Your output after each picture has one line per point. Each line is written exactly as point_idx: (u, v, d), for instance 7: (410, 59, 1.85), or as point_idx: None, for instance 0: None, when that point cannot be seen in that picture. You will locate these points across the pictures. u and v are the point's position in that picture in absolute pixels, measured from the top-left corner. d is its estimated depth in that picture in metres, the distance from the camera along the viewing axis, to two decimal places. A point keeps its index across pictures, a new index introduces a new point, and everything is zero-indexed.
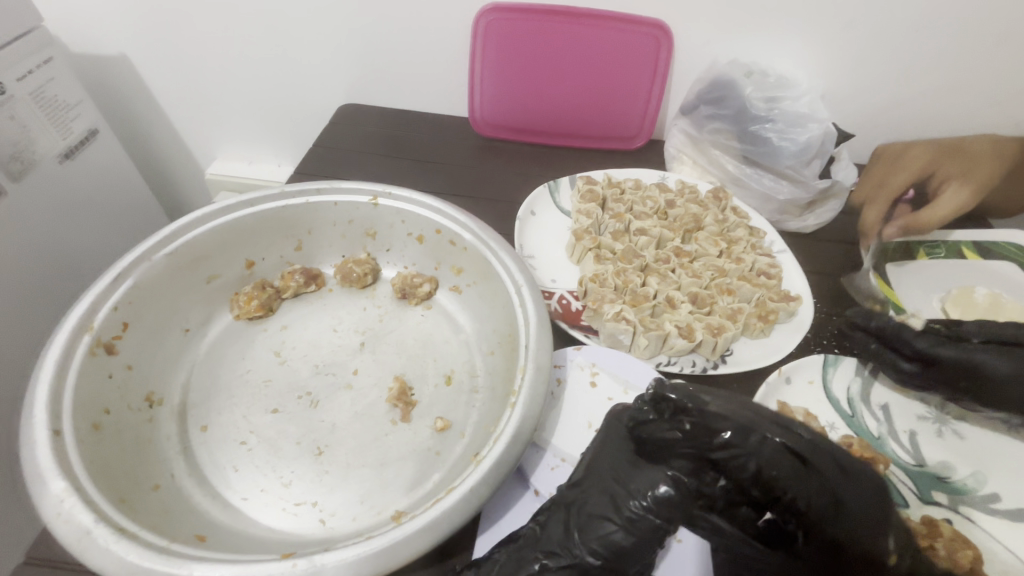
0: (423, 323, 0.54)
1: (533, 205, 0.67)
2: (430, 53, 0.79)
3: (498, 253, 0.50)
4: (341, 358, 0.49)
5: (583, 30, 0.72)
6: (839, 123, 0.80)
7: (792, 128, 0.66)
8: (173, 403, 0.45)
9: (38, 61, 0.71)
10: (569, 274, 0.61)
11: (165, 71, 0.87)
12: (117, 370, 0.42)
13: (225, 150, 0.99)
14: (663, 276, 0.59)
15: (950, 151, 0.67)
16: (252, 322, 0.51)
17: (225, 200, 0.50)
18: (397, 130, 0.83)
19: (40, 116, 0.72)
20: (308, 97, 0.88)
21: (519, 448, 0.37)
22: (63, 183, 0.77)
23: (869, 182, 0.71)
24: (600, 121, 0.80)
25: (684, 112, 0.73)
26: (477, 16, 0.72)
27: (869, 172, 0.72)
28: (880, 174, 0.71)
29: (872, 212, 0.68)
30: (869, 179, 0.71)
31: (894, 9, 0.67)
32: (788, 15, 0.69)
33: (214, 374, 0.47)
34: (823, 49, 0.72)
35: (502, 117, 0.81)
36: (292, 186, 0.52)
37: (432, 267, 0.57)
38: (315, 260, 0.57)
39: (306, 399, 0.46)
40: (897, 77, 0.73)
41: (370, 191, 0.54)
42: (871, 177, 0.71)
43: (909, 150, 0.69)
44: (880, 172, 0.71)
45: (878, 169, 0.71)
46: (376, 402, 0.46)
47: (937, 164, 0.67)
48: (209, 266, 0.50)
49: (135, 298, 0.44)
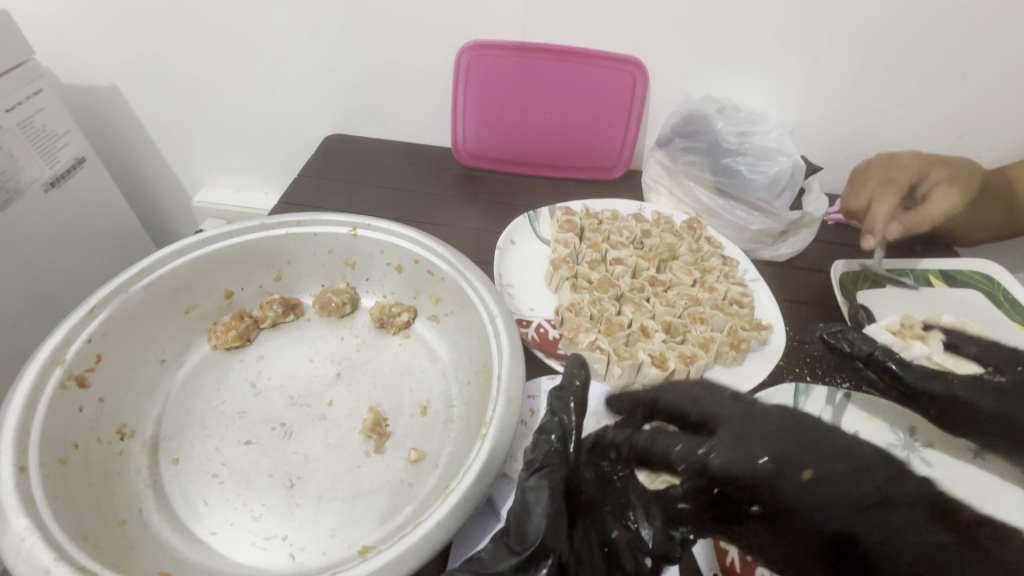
0: (400, 352, 0.54)
1: (512, 234, 0.68)
2: (415, 88, 0.81)
3: (473, 283, 0.51)
4: (317, 389, 0.49)
5: (563, 66, 0.75)
6: (810, 156, 0.83)
7: (762, 162, 0.68)
8: (146, 436, 0.45)
9: (28, 93, 0.72)
10: (547, 303, 0.62)
11: (155, 102, 0.88)
12: (89, 404, 0.42)
13: (213, 178, 1.00)
14: (637, 305, 0.60)
15: (935, 160, 0.67)
16: (230, 352, 0.51)
17: (205, 232, 0.51)
18: (383, 161, 0.84)
19: (26, 145, 0.73)
20: (296, 127, 0.90)
21: (488, 481, 0.37)
22: (48, 211, 0.78)
23: (863, 189, 0.70)
24: (580, 152, 0.82)
25: (660, 144, 0.75)
26: (460, 53, 0.74)
27: (864, 179, 0.70)
28: (876, 177, 0.69)
29: (880, 208, 0.66)
30: (865, 184, 0.70)
31: (855, 50, 0.71)
32: (756, 55, 0.72)
33: (189, 406, 0.47)
34: (791, 87, 0.75)
35: (485, 148, 0.83)
36: (273, 218, 0.53)
37: (411, 296, 0.57)
38: (295, 290, 0.57)
39: (280, 431, 0.46)
40: (863, 112, 0.77)
41: (349, 223, 0.54)
42: (868, 181, 0.69)
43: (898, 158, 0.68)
44: (874, 178, 0.69)
45: (874, 173, 0.69)
46: (350, 433, 0.46)
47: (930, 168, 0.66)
48: (187, 297, 0.51)
49: (110, 329, 0.44)
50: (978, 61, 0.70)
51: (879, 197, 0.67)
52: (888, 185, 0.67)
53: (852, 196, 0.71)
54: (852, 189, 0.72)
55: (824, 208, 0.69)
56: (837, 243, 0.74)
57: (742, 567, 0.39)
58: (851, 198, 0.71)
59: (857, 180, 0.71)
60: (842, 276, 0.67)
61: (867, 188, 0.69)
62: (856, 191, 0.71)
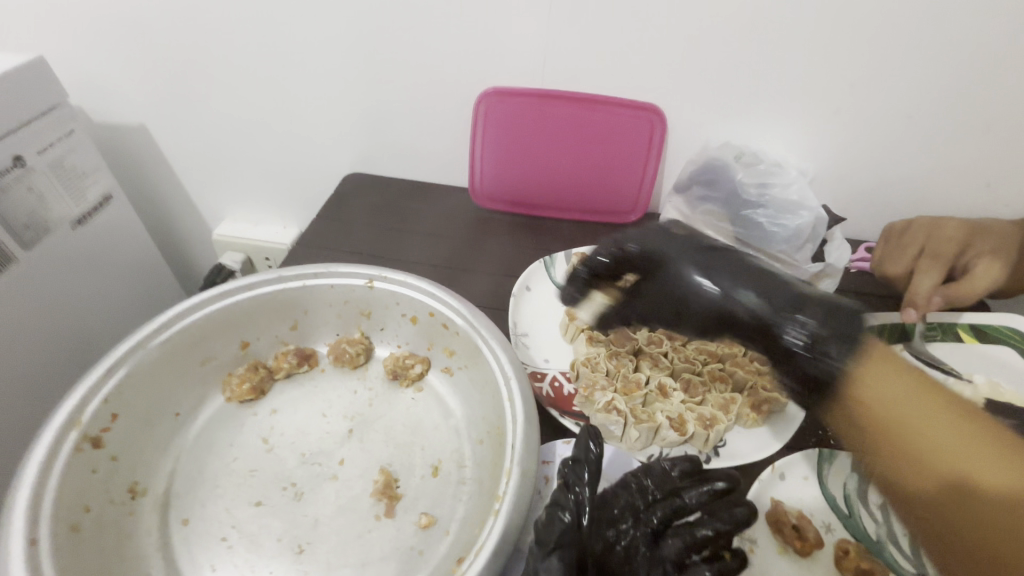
0: (413, 406, 0.53)
1: (527, 281, 0.68)
2: (434, 130, 0.82)
3: (488, 341, 0.50)
4: (329, 447, 0.49)
5: (581, 113, 0.75)
6: (831, 202, 0.81)
7: (783, 214, 0.67)
8: (157, 494, 0.44)
9: (60, 135, 0.75)
10: (562, 355, 0.62)
11: (181, 140, 0.91)
12: (103, 464, 0.42)
13: (233, 212, 1.02)
14: (655, 360, 0.59)
15: (978, 231, 0.66)
16: (244, 405, 0.51)
17: (224, 285, 0.51)
18: (400, 201, 0.85)
19: (56, 185, 0.75)
20: (316, 165, 0.91)
21: (500, 563, 0.36)
22: (75, 247, 0.80)
23: (903, 254, 0.68)
24: (596, 196, 0.82)
25: (677, 190, 0.75)
26: (478, 99, 0.75)
27: (901, 243, 0.69)
28: (917, 243, 0.67)
29: (923, 281, 0.65)
30: (904, 248, 0.68)
31: (876, 99, 0.70)
32: (775, 103, 0.72)
33: (201, 462, 0.47)
34: (811, 134, 0.74)
35: (501, 190, 0.83)
36: (291, 270, 0.53)
37: (425, 348, 0.57)
38: (310, 339, 0.57)
39: (290, 491, 0.45)
40: (886, 159, 0.75)
41: (366, 275, 0.54)
42: (909, 247, 0.67)
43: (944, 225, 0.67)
44: (915, 243, 0.67)
45: (914, 238, 0.67)
46: (361, 495, 0.46)
47: (972, 240, 0.65)
48: (204, 349, 0.51)
49: (127, 387, 0.44)
50: (1004, 112, 0.69)
51: (923, 268, 0.65)
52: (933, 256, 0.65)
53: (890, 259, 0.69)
54: (888, 249, 0.70)
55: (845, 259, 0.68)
56: (862, 292, 0.72)
57: None
58: (888, 263, 0.69)
59: (894, 243, 0.69)
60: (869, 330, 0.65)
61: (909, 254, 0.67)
62: (898, 253, 0.69)
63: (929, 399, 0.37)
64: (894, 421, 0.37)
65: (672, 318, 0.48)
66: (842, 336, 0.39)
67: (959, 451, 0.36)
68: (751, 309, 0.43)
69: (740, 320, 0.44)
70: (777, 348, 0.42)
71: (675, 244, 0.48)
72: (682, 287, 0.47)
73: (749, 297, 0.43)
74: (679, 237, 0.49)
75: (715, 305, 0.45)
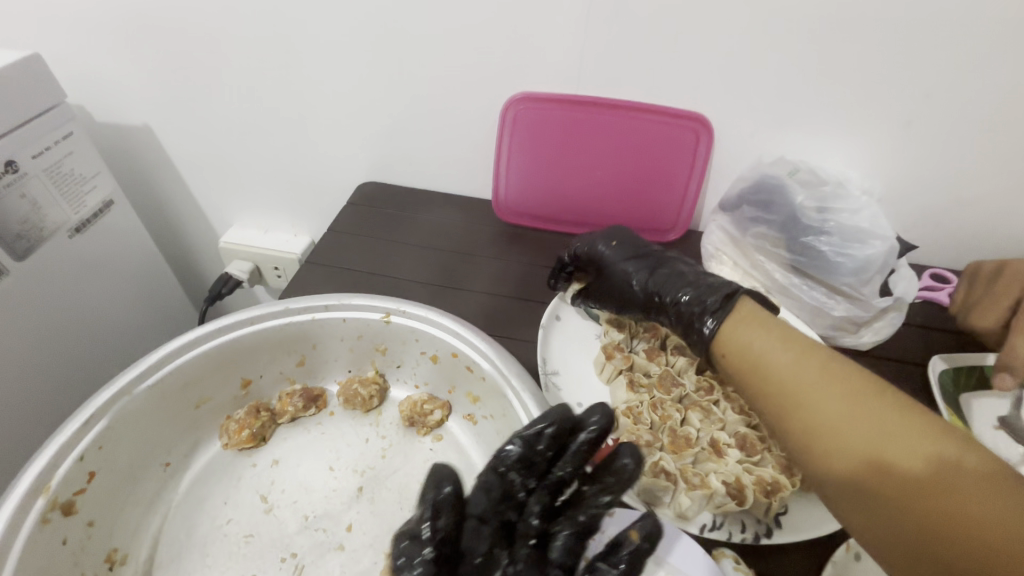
0: (431, 459, 0.47)
1: (557, 309, 0.62)
2: (456, 137, 0.76)
3: (519, 391, 0.44)
4: (335, 508, 0.43)
5: (620, 122, 0.68)
6: (893, 224, 0.73)
7: (849, 243, 0.60)
8: (139, 562, 0.39)
9: (58, 137, 0.70)
10: (596, 398, 0.55)
11: (186, 141, 0.85)
12: (75, 532, 0.36)
13: (241, 218, 0.96)
14: (705, 411, 0.52)
15: None
16: (241, 453, 0.46)
17: (222, 317, 0.45)
18: (417, 213, 0.79)
19: (52, 191, 0.70)
20: (329, 171, 0.85)
21: None
22: (74, 256, 0.75)
23: (995, 306, 0.61)
24: (632, 213, 0.75)
25: (724, 208, 0.68)
26: (507, 105, 0.69)
27: (993, 294, 0.62)
28: (1010, 294, 0.60)
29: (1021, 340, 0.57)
30: (996, 300, 0.61)
31: (956, 112, 0.62)
32: (839, 114, 0.64)
33: (190, 523, 0.41)
34: (875, 150, 0.67)
35: (527, 204, 0.77)
36: (298, 301, 0.47)
37: (446, 389, 0.51)
38: (318, 376, 0.51)
39: (289, 563, 0.40)
40: (960, 180, 0.67)
41: (382, 308, 0.48)
42: (1002, 300, 0.61)
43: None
44: (1009, 295, 0.60)
45: (1006, 288, 0.61)
46: (370, 570, 0.40)
47: None
48: (199, 390, 0.45)
49: (107, 440, 0.39)
50: None
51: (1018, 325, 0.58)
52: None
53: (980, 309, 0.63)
54: (977, 299, 0.64)
55: (914, 291, 0.61)
56: (926, 327, 0.66)
57: None
58: (978, 314, 0.63)
59: (984, 294, 0.63)
60: (943, 373, 0.59)
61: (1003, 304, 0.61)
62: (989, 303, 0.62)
63: (824, 380, 0.39)
64: (791, 395, 0.40)
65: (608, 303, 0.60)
66: (715, 306, 0.48)
67: (835, 425, 0.36)
68: (655, 291, 0.55)
69: (652, 296, 0.55)
70: (686, 322, 0.50)
71: (622, 255, 0.59)
72: (624, 281, 0.57)
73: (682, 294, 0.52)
74: (625, 235, 0.61)
75: (630, 293, 0.57)
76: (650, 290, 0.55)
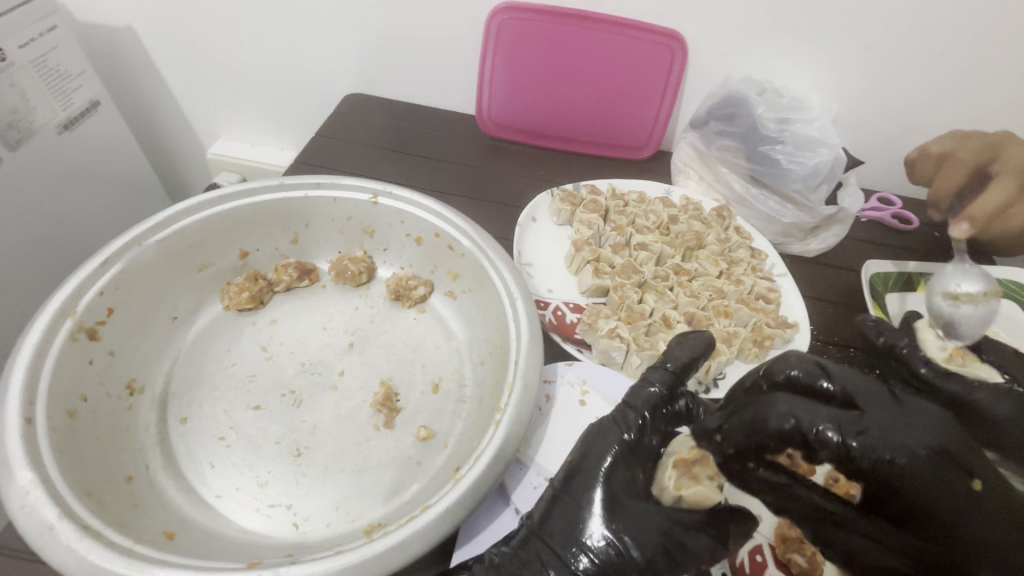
0: (415, 326, 0.53)
1: (534, 211, 0.67)
2: (440, 51, 0.78)
3: (495, 262, 0.49)
4: (329, 358, 0.49)
5: (598, 36, 0.71)
6: (850, 149, 0.79)
7: (801, 151, 0.65)
8: (155, 393, 0.44)
9: (41, 29, 0.69)
10: (566, 286, 0.61)
11: (172, 47, 0.85)
12: (99, 356, 0.42)
13: (228, 131, 0.98)
14: (660, 293, 0.59)
15: None
16: (242, 314, 0.51)
17: (222, 189, 0.49)
18: (403, 124, 0.82)
19: (39, 84, 0.70)
20: (317, 84, 0.86)
21: (500, 469, 0.36)
22: (63, 153, 0.76)
23: (960, 167, 0.63)
24: (608, 130, 0.79)
25: (694, 126, 0.72)
26: (491, 14, 0.71)
27: (959, 151, 0.63)
28: (978, 155, 0.62)
29: (991, 197, 0.58)
30: (963, 158, 0.63)
31: (914, 36, 0.66)
32: (804, 35, 0.68)
33: (199, 365, 0.46)
34: (837, 73, 0.71)
35: (510, 119, 0.80)
36: (292, 178, 0.51)
37: (429, 270, 0.56)
38: (311, 254, 0.56)
39: (289, 398, 0.45)
40: (911, 105, 0.72)
41: (370, 189, 0.53)
42: (965, 159, 0.62)
43: (1003, 145, 0.61)
44: (976, 156, 0.62)
45: (969, 147, 0.63)
46: (360, 406, 0.46)
47: None
48: (201, 254, 0.50)
49: (122, 283, 0.43)
50: None
51: (997, 181, 0.59)
52: (1010, 170, 0.59)
53: (938, 156, 0.65)
54: (943, 154, 0.65)
55: (981, 330, 0.54)
56: (870, 240, 0.72)
57: (752, 570, 0.40)
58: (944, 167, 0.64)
59: (949, 151, 0.64)
60: (872, 277, 0.65)
61: (970, 163, 0.62)
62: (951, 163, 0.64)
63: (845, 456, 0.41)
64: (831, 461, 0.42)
65: (806, 423, 0.35)
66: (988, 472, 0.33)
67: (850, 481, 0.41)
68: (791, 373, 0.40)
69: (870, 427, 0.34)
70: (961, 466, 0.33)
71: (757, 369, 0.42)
72: (809, 382, 0.39)
73: (973, 488, 0.32)
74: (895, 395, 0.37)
75: (849, 443, 0.34)
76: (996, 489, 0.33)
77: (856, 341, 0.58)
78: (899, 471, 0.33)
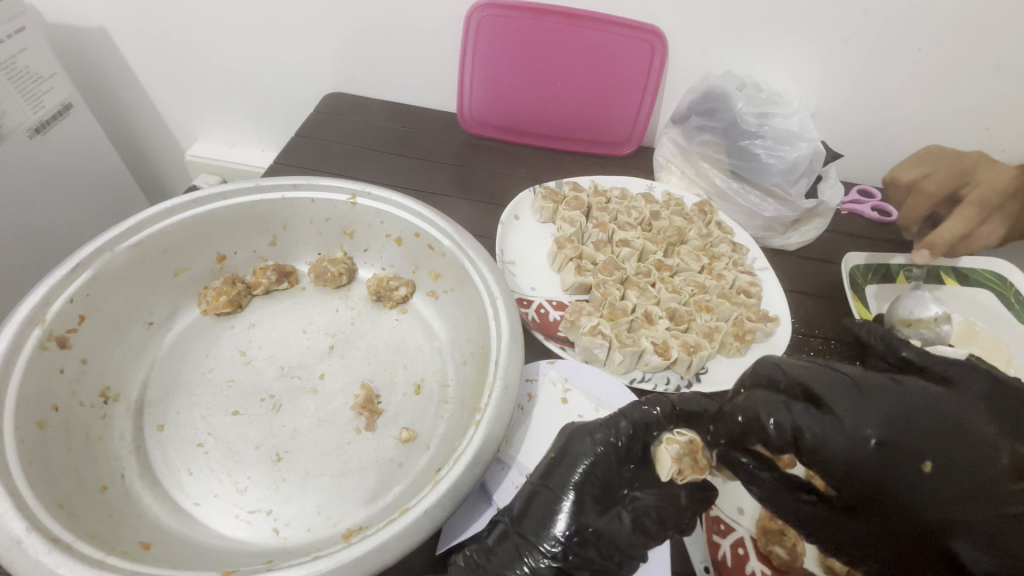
0: (396, 328, 0.53)
1: (516, 209, 0.67)
2: (421, 48, 0.77)
3: (475, 262, 0.48)
4: (309, 361, 0.48)
5: (579, 32, 0.71)
6: (830, 142, 0.79)
7: (781, 145, 0.65)
8: (130, 400, 0.43)
9: (10, 29, 0.67)
10: (549, 283, 0.61)
11: (147, 47, 0.83)
12: (70, 365, 0.41)
13: (207, 132, 0.96)
14: (642, 290, 0.59)
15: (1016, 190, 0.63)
16: (220, 318, 0.50)
17: (197, 192, 0.48)
18: (384, 123, 0.81)
19: (9, 88, 0.68)
20: (296, 83, 0.85)
21: (480, 470, 0.36)
22: (35, 157, 0.74)
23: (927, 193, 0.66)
24: (590, 127, 0.79)
25: (675, 120, 0.72)
26: (470, 11, 0.70)
27: (927, 178, 0.66)
28: (946, 180, 0.64)
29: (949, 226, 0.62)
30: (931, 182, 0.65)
31: (890, 30, 0.66)
32: (784, 29, 0.68)
33: (176, 371, 0.46)
34: (816, 67, 0.71)
35: (491, 116, 0.79)
36: (268, 180, 0.51)
37: (410, 270, 0.56)
38: (290, 257, 0.55)
39: (269, 402, 0.45)
40: (889, 98, 0.73)
41: (349, 190, 0.52)
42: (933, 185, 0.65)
43: (971, 170, 0.64)
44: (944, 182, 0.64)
45: (938, 174, 0.65)
46: (341, 409, 0.45)
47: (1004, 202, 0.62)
48: (177, 259, 0.49)
49: (94, 290, 0.43)
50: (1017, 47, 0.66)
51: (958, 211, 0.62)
52: (972, 202, 0.62)
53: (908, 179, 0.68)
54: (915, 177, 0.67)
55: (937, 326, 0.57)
56: (849, 233, 0.72)
57: (734, 563, 0.40)
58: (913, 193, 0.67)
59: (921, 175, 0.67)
60: (853, 270, 0.66)
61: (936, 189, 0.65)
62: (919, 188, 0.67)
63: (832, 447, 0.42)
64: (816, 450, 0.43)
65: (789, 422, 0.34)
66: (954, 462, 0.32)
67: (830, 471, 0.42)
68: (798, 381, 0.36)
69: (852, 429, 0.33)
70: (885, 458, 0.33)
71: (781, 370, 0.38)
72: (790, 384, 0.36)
73: (921, 469, 0.32)
74: (896, 393, 0.35)
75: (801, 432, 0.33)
76: (1008, 491, 0.31)
77: (835, 333, 0.58)
78: (858, 469, 0.32)
